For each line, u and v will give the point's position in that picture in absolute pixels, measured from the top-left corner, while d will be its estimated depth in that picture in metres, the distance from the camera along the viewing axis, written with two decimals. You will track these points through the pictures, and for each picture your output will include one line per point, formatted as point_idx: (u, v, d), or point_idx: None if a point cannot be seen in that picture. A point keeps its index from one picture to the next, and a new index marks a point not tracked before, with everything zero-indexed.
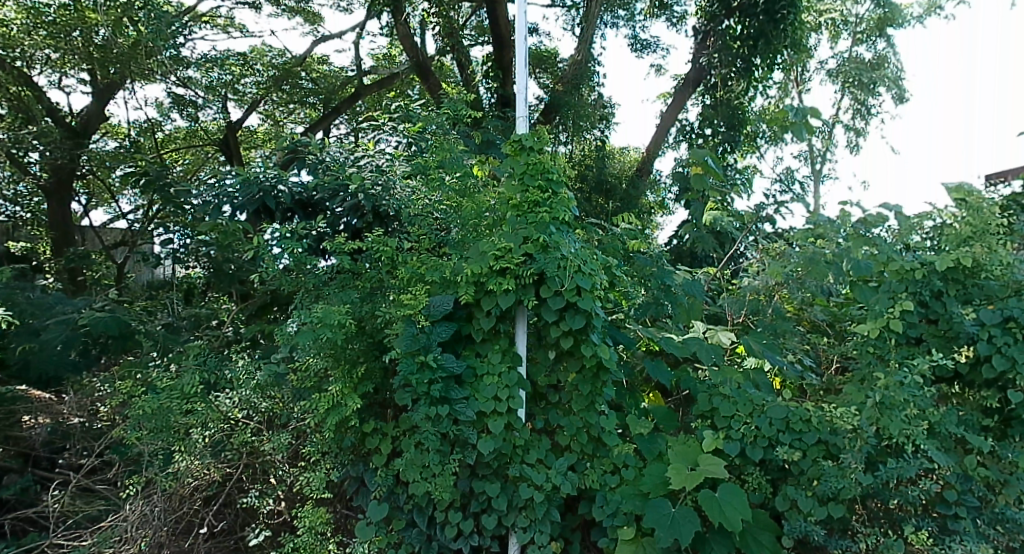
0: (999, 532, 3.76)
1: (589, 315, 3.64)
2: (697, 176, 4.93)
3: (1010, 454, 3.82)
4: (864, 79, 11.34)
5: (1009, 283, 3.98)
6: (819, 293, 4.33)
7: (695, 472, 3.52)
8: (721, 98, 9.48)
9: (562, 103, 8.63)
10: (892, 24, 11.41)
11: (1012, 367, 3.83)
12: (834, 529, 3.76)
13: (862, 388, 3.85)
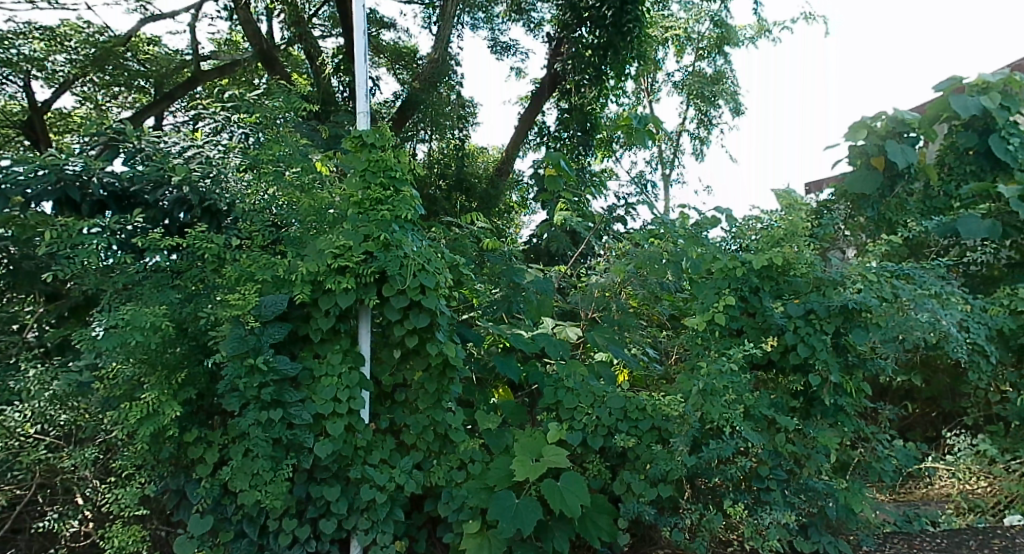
0: (801, 500, 4.09)
1: (434, 314, 3.75)
2: (551, 177, 5.15)
3: (812, 431, 4.22)
4: (705, 91, 12.24)
5: (811, 279, 4.38)
6: (660, 290, 4.57)
7: (538, 463, 3.67)
8: (576, 104, 9.79)
9: (420, 101, 8.61)
10: (729, 43, 12.06)
11: (812, 355, 4.22)
12: (664, 508, 4.02)
13: (689, 377, 4.14)
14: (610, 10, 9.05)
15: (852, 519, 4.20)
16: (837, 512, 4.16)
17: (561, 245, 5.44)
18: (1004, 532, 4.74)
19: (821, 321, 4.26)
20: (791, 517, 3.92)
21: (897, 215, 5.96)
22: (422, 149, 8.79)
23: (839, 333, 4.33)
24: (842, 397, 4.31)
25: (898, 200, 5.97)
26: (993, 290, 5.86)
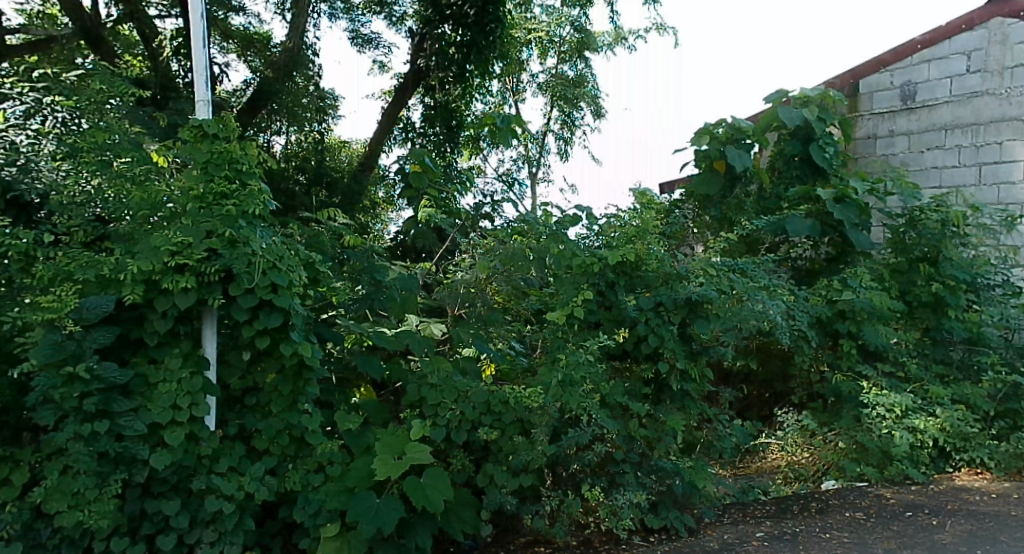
0: (653, 480, 4.38)
1: (287, 313, 3.75)
2: (415, 173, 5.29)
3: (662, 415, 4.54)
4: (568, 93, 12.55)
5: (660, 273, 4.66)
6: (524, 286, 4.74)
7: (401, 461, 3.75)
8: (441, 101, 9.91)
9: (275, 90, 8.51)
10: (589, 48, 12.55)
11: (662, 344, 4.53)
12: (526, 497, 4.22)
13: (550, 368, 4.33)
14: (472, 9, 9.36)
15: (696, 494, 4.52)
16: (683, 489, 4.45)
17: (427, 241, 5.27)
18: (823, 497, 5.30)
19: (669, 312, 4.59)
20: (642, 498, 4.23)
21: (736, 215, 7.13)
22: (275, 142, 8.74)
23: (685, 324, 4.68)
24: (688, 384, 4.68)
25: (738, 201, 7.17)
26: (814, 281, 7.00)
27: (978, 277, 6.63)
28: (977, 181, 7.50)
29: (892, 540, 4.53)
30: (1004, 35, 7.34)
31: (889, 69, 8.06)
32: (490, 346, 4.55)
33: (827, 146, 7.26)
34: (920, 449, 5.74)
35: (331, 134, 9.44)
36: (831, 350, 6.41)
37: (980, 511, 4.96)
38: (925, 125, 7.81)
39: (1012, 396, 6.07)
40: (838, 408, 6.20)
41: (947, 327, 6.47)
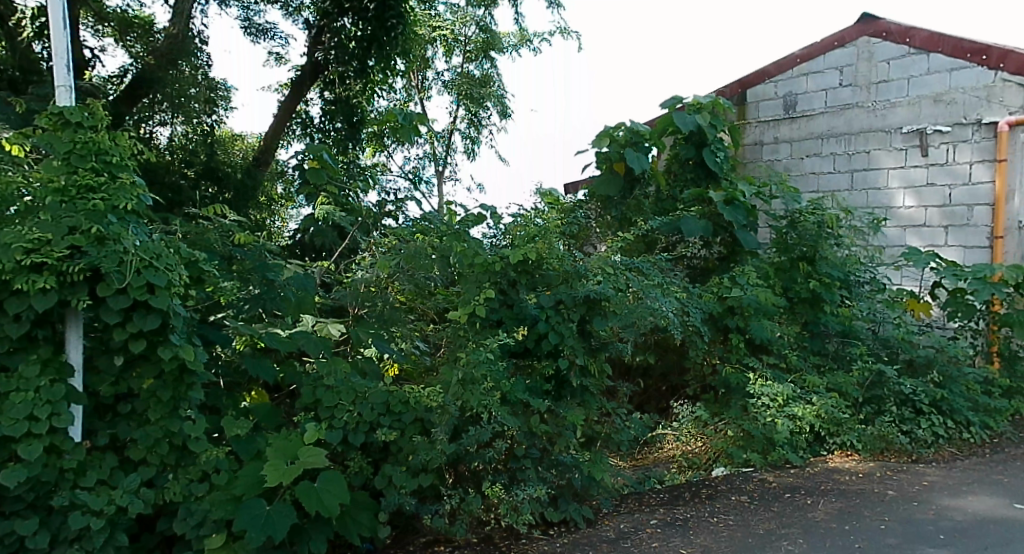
0: (553, 474, 4.58)
1: (165, 315, 3.65)
2: (313, 169, 5.43)
3: (562, 411, 4.70)
4: (474, 93, 12.69)
5: (562, 272, 4.86)
6: (425, 285, 4.85)
7: (293, 465, 3.69)
8: (341, 96, 9.92)
9: (155, 78, 8.23)
10: (494, 48, 12.72)
11: (562, 342, 4.71)
12: (427, 497, 4.33)
13: (451, 367, 4.47)
14: (372, 3, 9.21)
15: (593, 486, 4.77)
16: (582, 482, 4.68)
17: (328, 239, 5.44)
18: (712, 483, 5.63)
19: (569, 310, 4.76)
20: (541, 492, 4.38)
21: (635, 215, 7.47)
22: (160, 133, 8.38)
23: (585, 321, 4.86)
24: (587, 379, 4.87)
25: (637, 202, 7.51)
26: (707, 279, 7.34)
27: (850, 276, 7.15)
28: (849, 186, 8.59)
29: (772, 520, 4.87)
30: (870, 54, 8.44)
31: (774, 81, 9.28)
32: (391, 346, 4.67)
33: (718, 151, 7.67)
34: (798, 435, 6.14)
35: (222, 126, 9.27)
36: (723, 344, 6.78)
37: (849, 490, 5.39)
38: (806, 133, 8.98)
39: (880, 383, 6.59)
40: (727, 399, 6.66)
41: (823, 322, 6.98)
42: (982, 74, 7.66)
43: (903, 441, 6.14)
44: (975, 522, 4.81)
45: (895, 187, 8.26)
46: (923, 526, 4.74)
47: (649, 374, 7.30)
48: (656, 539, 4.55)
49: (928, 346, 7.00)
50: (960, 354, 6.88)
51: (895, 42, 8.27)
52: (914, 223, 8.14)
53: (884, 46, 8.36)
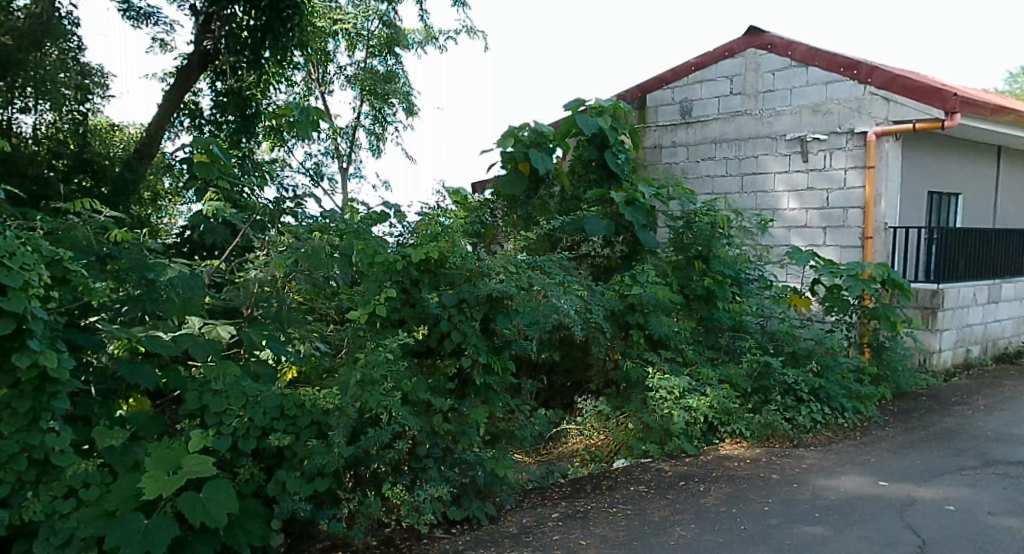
0: (457, 473, 4.62)
1: (21, 318, 3.49)
2: (202, 163, 5.21)
3: (466, 410, 4.77)
4: (379, 89, 12.60)
5: (465, 270, 4.96)
6: (321, 285, 4.68)
7: (175, 476, 3.58)
8: (233, 87, 9.62)
9: (14, 60, 7.53)
10: (399, 45, 12.58)
11: (465, 340, 4.78)
12: (324, 502, 4.22)
13: (349, 368, 4.42)
14: None
15: (496, 483, 4.85)
16: (485, 480, 4.75)
17: (219, 237, 5.39)
18: (612, 475, 5.82)
19: (472, 309, 4.84)
20: (443, 491, 4.42)
21: (539, 214, 7.62)
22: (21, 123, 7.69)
23: (487, 319, 4.94)
24: (491, 377, 4.95)
25: (541, 201, 7.66)
26: (609, 277, 7.56)
27: (741, 273, 7.58)
28: (739, 189, 9.71)
29: (667, 508, 5.10)
30: (756, 64, 9.49)
31: (671, 86, 10.37)
32: (287, 349, 4.48)
33: (619, 153, 7.91)
34: (694, 425, 6.41)
35: (101, 115, 8.84)
36: (624, 340, 7.00)
37: (738, 476, 5.68)
38: (700, 137, 10.07)
39: (767, 374, 6.94)
40: (628, 393, 6.90)
41: (716, 317, 7.37)
42: (853, 86, 8.62)
43: (785, 427, 6.44)
44: (846, 500, 5.18)
45: (780, 190, 9.33)
46: (801, 506, 5.08)
47: (554, 370, 7.47)
48: (557, 532, 4.69)
49: (808, 339, 7.46)
50: (836, 346, 7.35)
51: (779, 54, 9.27)
52: (796, 224, 9.21)
53: (769, 57, 9.39)
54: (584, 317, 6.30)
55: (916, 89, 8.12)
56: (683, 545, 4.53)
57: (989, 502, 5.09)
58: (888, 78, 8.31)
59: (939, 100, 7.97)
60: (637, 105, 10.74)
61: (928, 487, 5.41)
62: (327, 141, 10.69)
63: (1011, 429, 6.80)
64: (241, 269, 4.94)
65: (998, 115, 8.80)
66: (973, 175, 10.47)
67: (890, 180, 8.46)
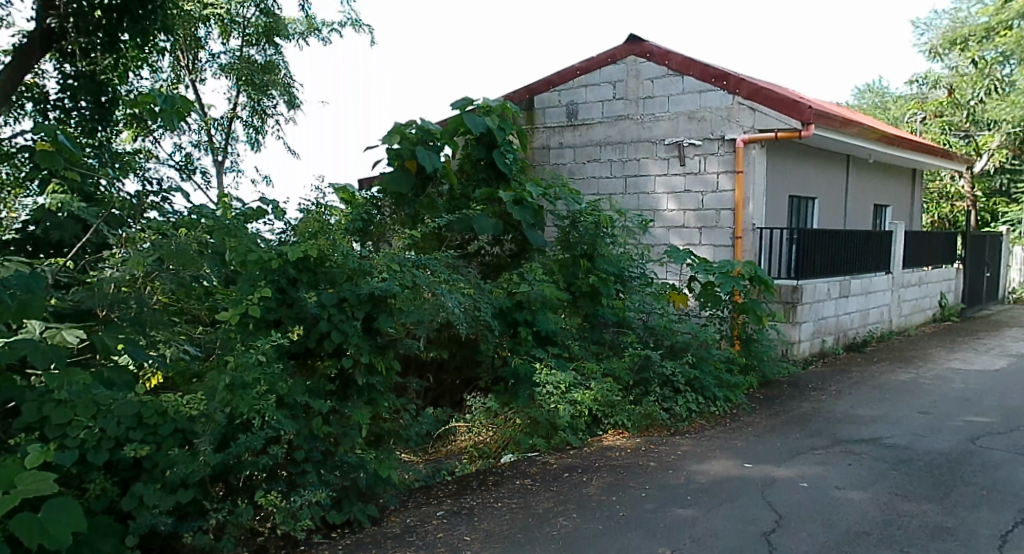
0: (336, 476, 4.55)
1: None
2: (45, 153, 4.76)
3: (347, 410, 4.67)
4: (256, 80, 11.09)
5: (346, 269, 4.87)
6: (187, 284, 4.46)
7: (9, 495, 3.29)
8: (83, 71, 7.63)
9: None
10: (278, 34, 11.21)
11: (346, 340, 4.67)
12: (187, 514, 4.04)
13: (217, 373, 4.22)
14: None
15: (378, 484, 4.78)
16: (367, 482, 4.68)
17: (66, 231, 4.94)
18: (499, 470, 5.85)
19: (353, 307, 4.74)
20: (321, 496, 4.33)
21: (427, 212, 7.54)
22: None
23: (370, 318, 4.83)
24: (374, 377, 4.85)
25: (429, 200, 7.58)
26: (499, 275, 7.65)
27: (624, 271, 7.79)
28: (623, 190, 9.96)
29: (550, 499, 5.24)
30: (637, 72, 9.76)
31: (558, 90, 10.50)
32: (148, 352, 4.24)
33: (507, 153, 7.94)
34: (579, 417, 6.55)
35: None
36: (512, 337, 7.03)
37: (619, 465, 5.90)
38: (586, 139, 10.25)
39: (647, 366, 7.17)
40: (517, 389, 6.94)
41: (600, 312, 7.55)
42: (723, 96, 9.07)
43: (663, 416, 6.72)
44: (716, 482, 5.57)
45: (660, 192, 9.65)
46: (675, 489, 5.43)
47: (443, 368, 7.45)
48: (442, 529, 4.70)
49: (684, 332, 7.71)
50: (710, 338, 7.63)
51: (657, 62, 9.57)
52: (675, 224, 9.56)
53: (648, 66, 9.68)
54: (471, 315, 6.37)
55: (777, 101, 8.66)
56: (564, 534, 4.70)
57: (837, 477, 5.66)
58: (753, 89, 8.80)
59: (797, 111, 8.54)
60: (525, 106, 10.80)
61: (785, 466, 5.90)
62: (196, 132, 10.05)
63: (857, 412, 7.39)
64: (94, 267, 4.63)
65: (846, 127, 9.53)
66: (830, 180, 11.20)
67: (756, 184, 9.00)
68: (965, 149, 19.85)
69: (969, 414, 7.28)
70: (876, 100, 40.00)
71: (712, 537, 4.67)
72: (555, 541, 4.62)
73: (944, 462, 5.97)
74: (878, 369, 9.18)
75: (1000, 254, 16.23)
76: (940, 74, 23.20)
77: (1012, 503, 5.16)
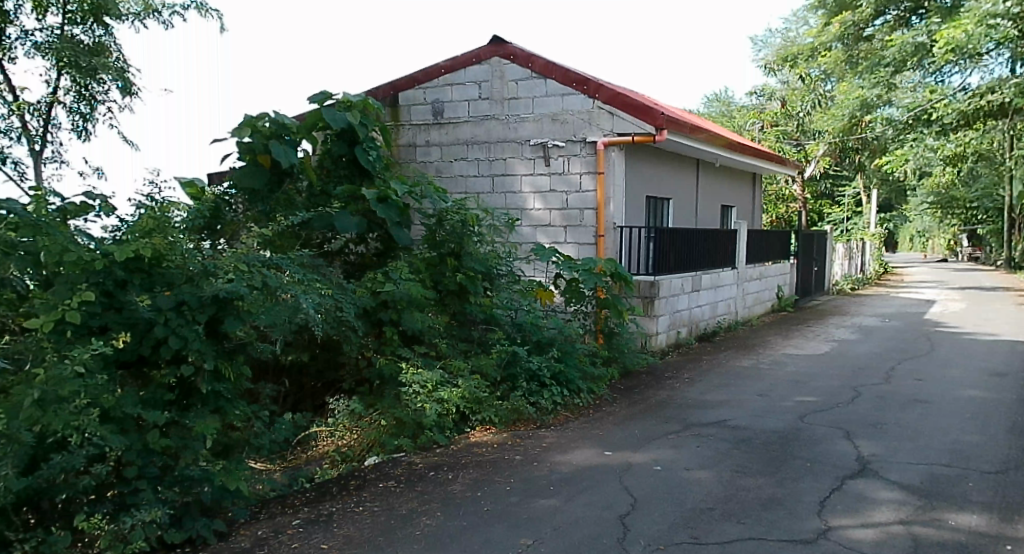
0: (175, 492, 4.27)
1: None
2: None
3: (188, 421, 4.37)
4: (82, 62, 9.73)
5: (186, 270, 4.55)
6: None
7: None
8: None
9: None
10: (107, 14, 9.93)
11: (186, 346, 4.38)
12: None
13: (24, 386, 3.79)
14: None
15: (225, 498, 4.52)
16: (212, 496, 4.42)
17: None
18: (362, 473, 5.65)
19: (193, 311, 4.44)
20: (156, 513, 4.05)
21: (284, 210, 7.21)
22: None
23: (212, 322, 4.55)
24: (221, 384, 4.58)
25: (286, 197, 7.24)
26: (363, 274, 7.44)
27: (492, 269, 7.74)
28: (490, 189, 9.92)
29: (414, 500, 5.12)
30: (502, 73, 9.76)
31: (423, 86, 10.34)
32: None
33: (369, 150, 7.70)
34: (445, 416, 6.46)
35: None
36: (377, 337, 6.81)
37: (484, 460, 5.85)
38: (452, 138, 10.15)
39: (513, 362, 7.19)
40: (382, 390, 6.76)
41: (468, 310, 7.45)
42: (584, 100, 9.23)
43: (529, 411, 6.80)
44: (578, 471, 5.62)
45: (526, 191, 9.69)
46: (540, 481, 5.42)
47: (302, 372, 7.18)
48: (296, 539, 4.51)
49: (550, 328, 7.79)
50: (573, 333, 7.79)
51: (521, 64, 9.61)
52: (542, 223, 9.61)
53: (512, 67, 9.70)
54: (331, 316, 6.14)
55: (635, 106, 8.92)
56: (427, 534, 4.60)
57: (686, 459, 5.84)
58: (612, 95, 9.02)
59: (652, 117, 8.87)
60: (389, 102, 10.57)
61: (642, 451, 6.03)
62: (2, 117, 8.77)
63: (706, 397, 7.68)
64: None
65: (696, 133, 9.98)
66: (683, 182, 11.64)
67: (616, 185, 9.21)
68: (795, 157, 22.36)
69: (798, 394, 7.73)
70: (720, 110, 42.04)
71: (573, 525, 4.72)
72: (416, 540, 4.53)
73: (778, 439, 6.29)
74: (726, 356, 9.61)
75: (826, 251, 17.42)
76: (775, 88, 24.76)
77: (832, 471, 5.54)
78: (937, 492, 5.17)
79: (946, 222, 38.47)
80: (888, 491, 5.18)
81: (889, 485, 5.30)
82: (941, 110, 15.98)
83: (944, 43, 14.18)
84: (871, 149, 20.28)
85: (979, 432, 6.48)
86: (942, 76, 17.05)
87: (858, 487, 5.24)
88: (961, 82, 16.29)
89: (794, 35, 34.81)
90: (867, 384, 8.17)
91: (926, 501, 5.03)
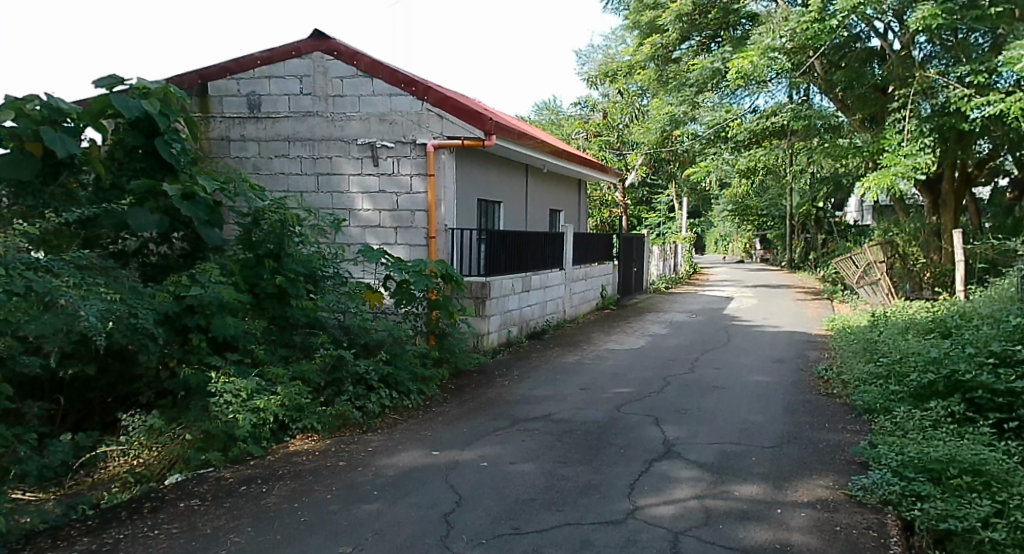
0: None
1: None
2: None
3: None
4: None
5: None
6: None
7: None
8: None
9: None
10: None
11: None
12: None
13: None
14: None
15: None
16: None
17: None
18: (160, 493, 5.08)
19: None
20: None
21: (64, 204, 6.49)
22: None
23: None
24: None
25: (66, 190, 6.52)
26: (166, 277, 6.76)
27: (316, 271, 7.26)
28: (315, 188, 9.43)
29: (220, 517, 4.65)
30: (324, 69, 9.29)
31: (236, 77, 9.62)
32: None
33: (173, 141, 7.00)
34: (262, 426, 5.97)
35: None
36: (182, 345, 6.19)
37: (304, 470, 5.45)
38: (271, 133, 9.52)
39: (339, 366, 6.80)
40: (187, 402, 6.15)
41: (291, 314, 6.94)
42: (412, 102, 9.03)
43: (355, 415, 6.45)
44: (402, 473, 5.34)
45: (353, 191, 9.29)
46: (361, 487, 5.10)
47: (91, 387, 6.41)
48: None
49: (381, 330, 7.44)
50: (404, 334, 7.50)
51: (345, 62, 9.21)
52: (370, 224, 9.27)
53: (335, 63, 9.26)
54: (117, 321, 5.53)
55: (464, 110, 8.85)
56: None
57: (511, 455, 5.71)
58: (440, 97, 8.88)
59: (480, 121, 8.85)
60: (197, 92, 9.75)
61: (470, 450, 5.84)
62: None
63: (533, 393, 7.62)
64: None
65: (524, 137, 10.03)
66: (513, 184, 11.64)
67: (446, 187, 9.11)
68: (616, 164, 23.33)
69: (617, 386, 7.86)
70: (548, 119, 43.04)
71: (394, 529, 4.45)
72: None
73: (595, 429, 6.32)
74: (551, 353, 9.66)
75: (643, 252, 18.14)
76: (597, 100, 25.60)
77: (640, 456, 5.61)
78: (726, 467, 5.36)
79: (744, 228, 41.38)
80: (687, 470, 5.30)
81: (688, 464, 5.43)
82: (735, 129, 17.39)
83: (734, 71, 14.26)
84: (681, 159, 21.30)
85: (764, 412, 6.83)
86: (734, 97, 17.60)
87: (663, 469, 5.33)
88: (751, 103, 17.49)
89: (612, 52, 36.23)
90: (673, 374, 8.45)
91: (718, 476, 5.19)
